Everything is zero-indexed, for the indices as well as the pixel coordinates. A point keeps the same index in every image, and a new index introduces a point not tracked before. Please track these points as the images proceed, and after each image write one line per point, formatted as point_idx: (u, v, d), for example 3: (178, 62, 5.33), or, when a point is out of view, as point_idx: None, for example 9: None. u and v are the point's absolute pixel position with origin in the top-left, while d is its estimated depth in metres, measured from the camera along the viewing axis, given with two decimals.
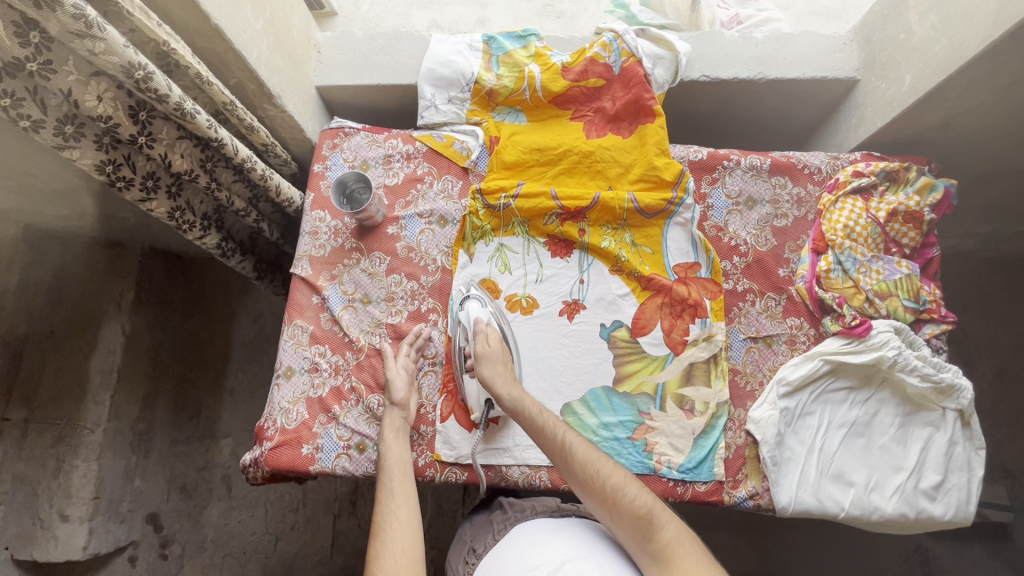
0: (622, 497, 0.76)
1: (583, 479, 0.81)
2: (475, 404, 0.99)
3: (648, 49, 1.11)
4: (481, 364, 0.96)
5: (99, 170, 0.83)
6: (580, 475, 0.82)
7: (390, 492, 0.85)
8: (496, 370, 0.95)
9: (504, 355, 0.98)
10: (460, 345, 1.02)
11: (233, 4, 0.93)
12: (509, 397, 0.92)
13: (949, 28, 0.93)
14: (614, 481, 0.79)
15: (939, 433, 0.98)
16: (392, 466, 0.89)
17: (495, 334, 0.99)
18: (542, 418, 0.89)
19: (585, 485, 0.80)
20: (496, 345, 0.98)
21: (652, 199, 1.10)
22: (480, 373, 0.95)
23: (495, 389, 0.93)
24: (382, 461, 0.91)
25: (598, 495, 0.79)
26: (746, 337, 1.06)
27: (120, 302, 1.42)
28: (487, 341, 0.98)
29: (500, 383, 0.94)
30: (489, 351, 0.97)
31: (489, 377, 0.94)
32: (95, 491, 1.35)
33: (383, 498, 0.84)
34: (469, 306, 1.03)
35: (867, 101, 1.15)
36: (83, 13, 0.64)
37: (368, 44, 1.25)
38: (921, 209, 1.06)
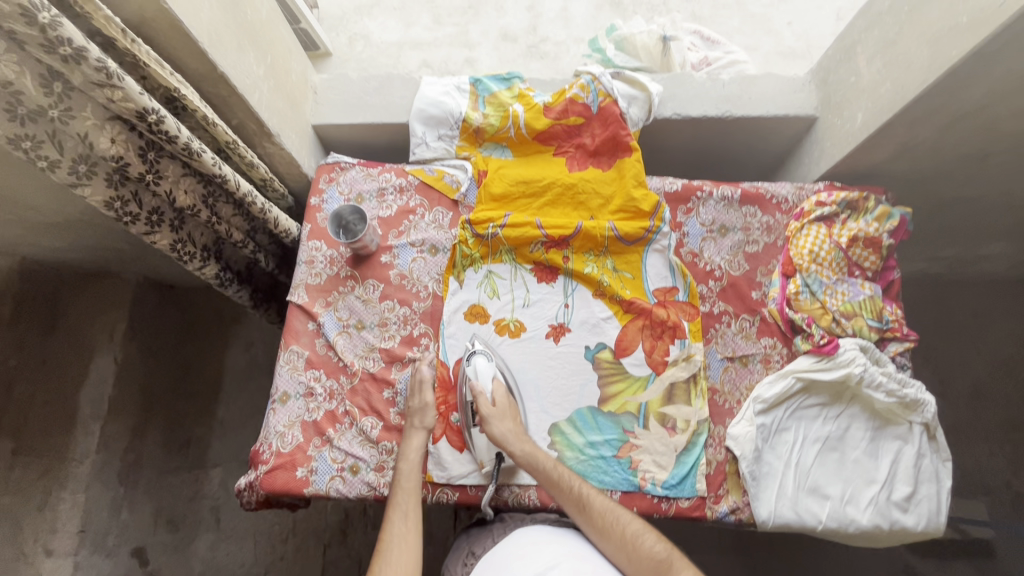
0: (641, 544, 0.82)
1: (602, 527, 0.87)
2: (486, 458, 1.02)
3: (623, 90, 1.21)
4: (490, 422, 0.98)
5: (108, 206, 0.88)
6: (598, 524, 0.87)
7: (403, 513, 0.89)
8: (506, 427, 0.98)
9: (511, 411, 1.01)
10: (466, 402, 1.04)
11: (237, 53, 1.00)
12: (522, 452, 0.96)
13: (892, 72, 1.03)
14: (632, 529, 0.85)
15: (907, 446, 1.04)
16: (407, 486, 0.93)
17: (500, 390, 1.02)
18: (557, 471, 0.94)
19: (604, 535, 0.86)
20: (503, 401, 1.01)
21: (631, 227, 1.16)
22: (490, 431, 0.97)
23: (508, 446, 0.96)
24: (401, 481, 0.95)
25: (617, 543, 0.84)
26: (723, 357, 1.12)
27: (113, 332, 1.45)
28: (494, 398, 1.01)
29: (512, 439, 0.97)
30: (496, 409, 0.99)
31: (500, 435, 0.97)
32: (81, 524, 1.34)
33: (394, 517, 0.89)
34: (476, 361, 1.05)
35: (826, 136, 1.24)
36: (105, 65, 0.71)
37: (362, 85, 1.33)
38: (879, 234, 1.15)
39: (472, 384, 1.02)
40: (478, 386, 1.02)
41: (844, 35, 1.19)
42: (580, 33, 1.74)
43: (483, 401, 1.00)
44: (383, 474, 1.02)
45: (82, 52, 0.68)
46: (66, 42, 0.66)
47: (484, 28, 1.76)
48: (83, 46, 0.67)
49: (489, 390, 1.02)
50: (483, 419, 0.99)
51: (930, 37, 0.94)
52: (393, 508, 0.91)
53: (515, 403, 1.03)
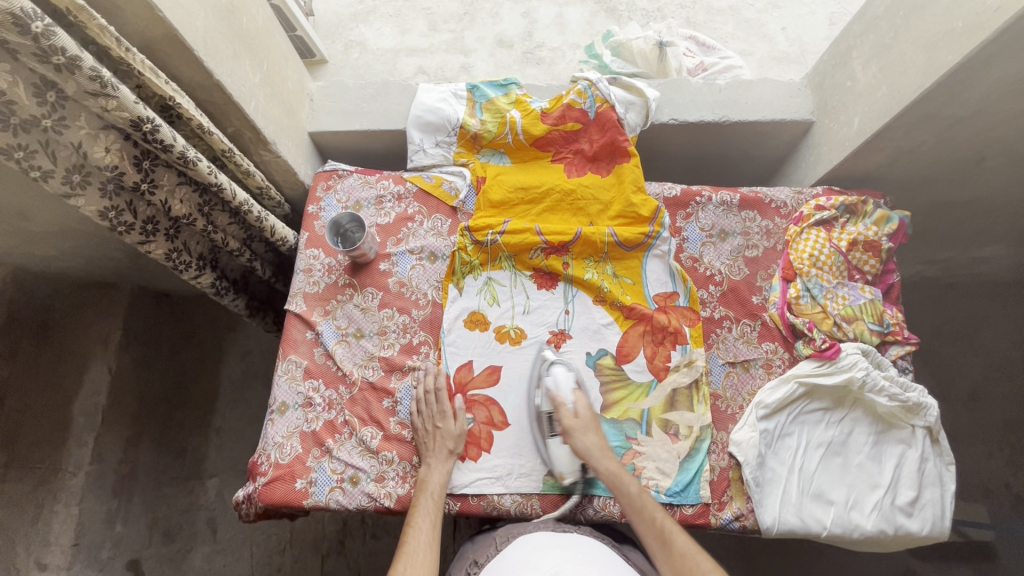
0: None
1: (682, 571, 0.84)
2: (568, 469, 1.00)
3: (620, 96, 1.21)
4: (574, 435, 0.98)
5: (103, 217, 0.87)
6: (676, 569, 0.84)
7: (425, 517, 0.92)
8: (589, 442, 0.98)
9: (592, 425, 1.01)
10: (545, 411, 1.04)
11: (233, 61, 1.00)
12: (605, 469, 0.96)
13: (888, 76, 1.04)
14: None
15: (911, 450, 1.03)
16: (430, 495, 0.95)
17: (581, 401, 1.03)
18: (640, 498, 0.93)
19: None
20: (586, 413, 1.01)
21: (630, 233, 1.16)
22: (575, 444, 0.98)
23: (593, 462, 0.97)
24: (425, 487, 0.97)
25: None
26: (725, 362, 1.11)
27: (108, 342, 1.44)
28: (575, 409, 1.01)
29: (596, 455, 0.97)
30: (578, 422, 1.00)
31: (583, 448, 0.98)
32: (75, 537, 1.31)
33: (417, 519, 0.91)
34: (555, 372, 1.05)
35: (823, 141, 1.24)
36: (99, 74, 0.70)
37: (359, 93, 1.32)
38: (879, 238, 1.15)
39: (553, 393, 1.02)
40: (560, 396, 1.02)
41: (840, 40, 1.20)
42: (576, 39, 1.75)
43: (565, 412, 1.00)
44: (383, 484, 1.01)
45: (75, 61, 0.67)
46: (60, 50, 0.65)
47: (480, 34, 1.76)
48: (76, 55, 0.67)
49: (569, 401, 1.02)
50: (565, 430, 1.00)
51: (926, 41, 0.94)
52: (417, 515, 0.92)
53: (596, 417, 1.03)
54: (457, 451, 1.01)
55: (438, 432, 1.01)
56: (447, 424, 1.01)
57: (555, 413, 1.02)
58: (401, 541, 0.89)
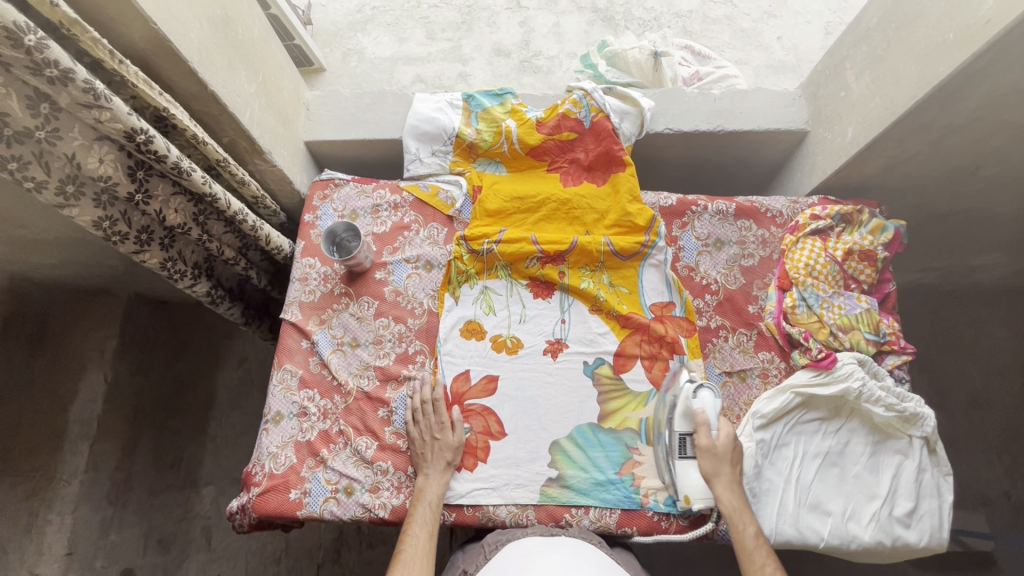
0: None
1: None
2: (696, 494, 0.96)
3: (615, 105, 1.21)
4: (705, 458, 0.95)
5: (97, 226, 0.87)
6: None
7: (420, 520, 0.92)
8: (721, 469, 0.94)
9: (731, 455, 0.95)
10: (681, 432, 0.99)
11: (229, 72, 1.00)
12: (727, 500, 0.92)
13: (881, 87, 1.04)
14: None
15: (908, 461, 1.03)
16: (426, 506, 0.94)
17: (725, 428, 0.97)
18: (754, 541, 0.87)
19: None
20: (727, 442, 0.96)
21: (627, 242, 1.16)
22: (704, 466, 0.95)
23: (714, 487, 0.93)
24: (422, 496, 0.96)
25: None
26: (722, 371, 1.11)
27: (103, 350, 1.43)
28: (717, 435, 0.96)
29: (721, 484, 0.93)
30: (716, 447, 0.95)
31: (713, 474, 0.94)
32: (69, 546, 1.29)
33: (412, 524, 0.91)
34: (702, 394, 0.99)
35: (818, 150, 1.25)
36: (92, 87, 0.70)
37: (355, 102, 1.33)
38: (875, 247, 1.15)
39: (693, 413, 0.98)
40: (703, 417, 0.97)
41: (833, 50, 1.20)
42: (573, 48, 1.76)
43: (703, 433, 0.96)
44: (378, 494, 1.00)
45: (68, 74, 0.67)
46: (53, 63, 0.65)
47: (477, 43, 1.77)
48: (70, 68, 0.67)
49: (714, 426, 0.96)
50: (699, 452, 0.96)
51: (919, 53, 0.95)
52: (415, 523, 0.92)
53: (738, 447, 0.97)
54: (455, 463, 1.00)
55: (437, 442, 1.01)
56: (447, 435, 1.01)
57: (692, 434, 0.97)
58: (397, 550, 0.88)
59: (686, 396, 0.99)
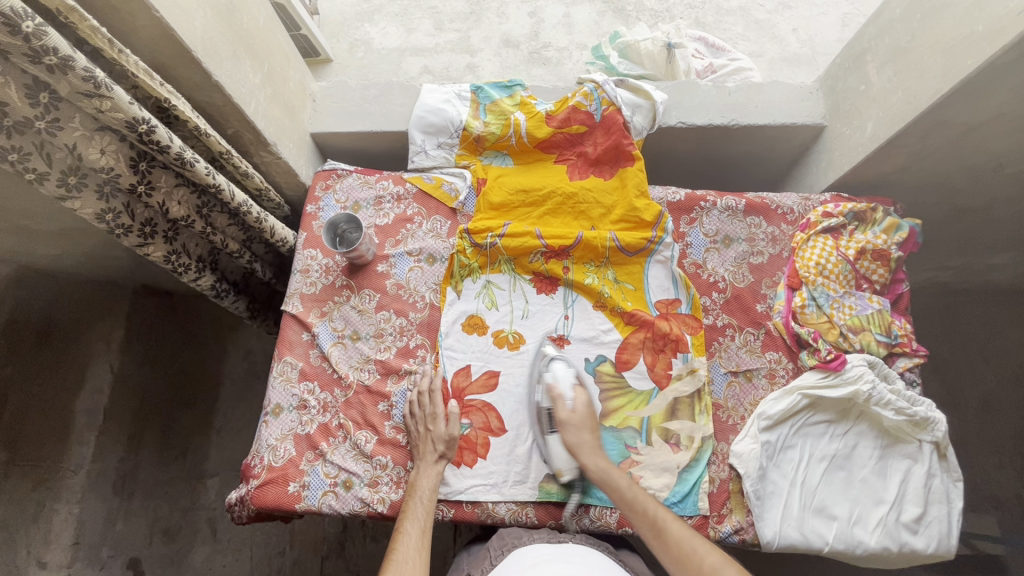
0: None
1: (679, 558, 0.82)
2: (564, 466, 0.98)
3: (627, 98, 1.18)
4: (567, 430, 0.97)
5: (99, 219, 0.86)
6: (676, 557, 0.82)
7: (415, 520, 0.90)
8: (582, 438, 0.96)
9: (589, 422, 0.98)
10: (544, 408, 1.01)
11: (233, 62, 0.98)
12: (596, 467, 0.94)
13: (904, 81, 1.01)
14: (711, 562, 0.79)
15: (917, 466, 1.00)
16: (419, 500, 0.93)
17: (580, 397, 1.00)
18: (632, 491, 0.91)
19: (682, 567, 0.81)
20: (583, 410, 0.98)
21: (633, 238, 1.14)
22: (566, 441, 0.96)
23: (582, 460, 0.95)
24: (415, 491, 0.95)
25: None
26: (727, 371, 1.09)
27: (110, 341, 1.44)
28: (573, 404, 0.99)
29: (587, 453, 0.95)
30: (574, 416, 0.97)
31: (576, 444, 0.96)
32: (75, 537, 1.32)
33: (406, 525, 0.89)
34: (555, 366, 1.02)
35: (834, 146, 1.22)
36: (92, 75, 0.69)
37: (362, 93, 1.31)
38: (888, 247, 1.12)
39: (549, 387, 1.01)
40: (557, 389, 1.00)
41: (853, 43, 1.17)
42: (584, 40, 1.73)
43: (560, 406, 0.98)
44: (377, 489, 1.00)
45: (68, 62, 0.66)
46: (51, 51, 0.64)
47: (486, 34, 1.74)
48: (69, 56, 0.65)
49: (567, 396, 0.99)
50: (560, 425, 0.98)
51: (944, 46, 0.91)
52: (409, 520, 0.90)
53: (595, 414, 1.00)
54: (449, 456, 0.99)
55: (428, 434, 0.99)
56: (437, 427, 0.99)
57: (553, 408, 0.99)
58: (390, 549, 0.86)
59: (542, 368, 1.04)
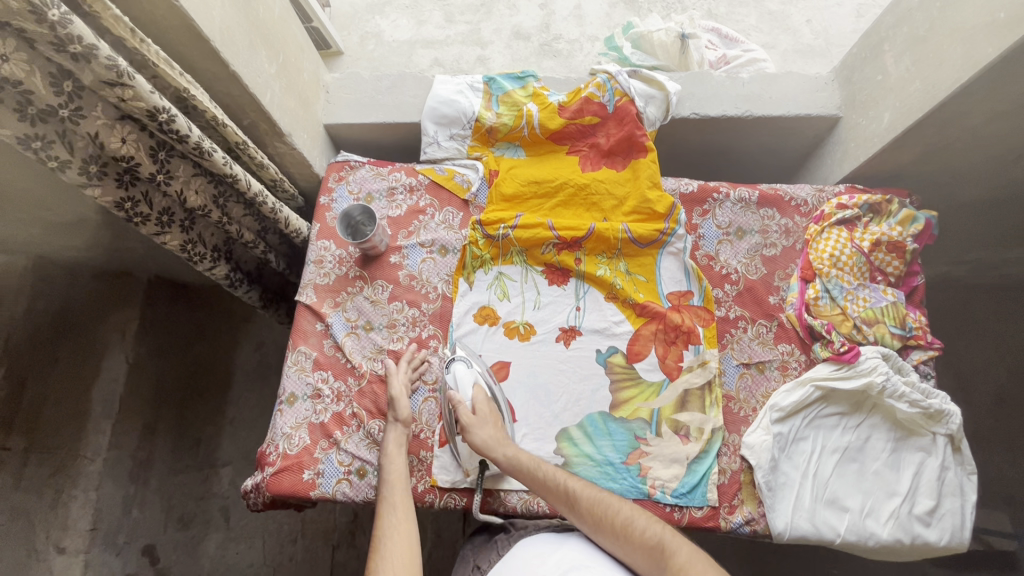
0: (633, 531, 0.79)
1: (593, 522, 0.83)
2: (470, 466, 0.99)
3: (640, 89, 1.18)
4: (472, 430, 0.94)
5: (118, 207, 0.87)
6: (590, 520, 0.83)
7: (392, 505, 0.86)
8: (487, 434, 0.94)
9: (492, 417, 0.97)
10: (447, 411, 1.02)
11: (250, 52, 0.99)
12: (505, 457, 0.92)
13: (922, 70, 1.00)
14: (623, 516, 0.82)
15: (930, 459, 1.00)
16: (391, 476, 0.92)
17: (480, 396, 0.99)
18: (542, 470, 0.91)
19: (598, 528, 0.82)
20: (484, 407, 0.98)
21: (645, 229, 1.14)
22: (471, 440, 0.94)
23: (491, 453, 0.93)
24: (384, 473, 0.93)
25: (609, 533, 0.81)
26: (740, 363, 1.09)
27: (125, 331, 1.45)
28: (474, 404, 0.98)
29: (495, 445, 0.93)
30: (477, 417, 0.96)
31: (482, 442, 0.93)
32: (93, 522, 1.33)
33: (384, 511, 0.86)
34: (456, 369, 1.02)
35: (849, 137, 1.21)
36: (115, 64, 0.69)
37: (374, 85, 1.31)
38: (904, 238, 1.11)
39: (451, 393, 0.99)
40: (457, 394, 0.99)
41: (870, 33, 1.15)
42: (594, 32, 1.72)
43: (462, 408, 0.97)
44: None
45: (92, 51, 0.66)
46: (77, 39, 0.64)
47: (497, 26, 1.73)
48: (93, 45, 0.66)
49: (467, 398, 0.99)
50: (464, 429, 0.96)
51: (964, 34, 0.90)
52: (383, 501, 0.88)
53: (495, 409, 0.99)
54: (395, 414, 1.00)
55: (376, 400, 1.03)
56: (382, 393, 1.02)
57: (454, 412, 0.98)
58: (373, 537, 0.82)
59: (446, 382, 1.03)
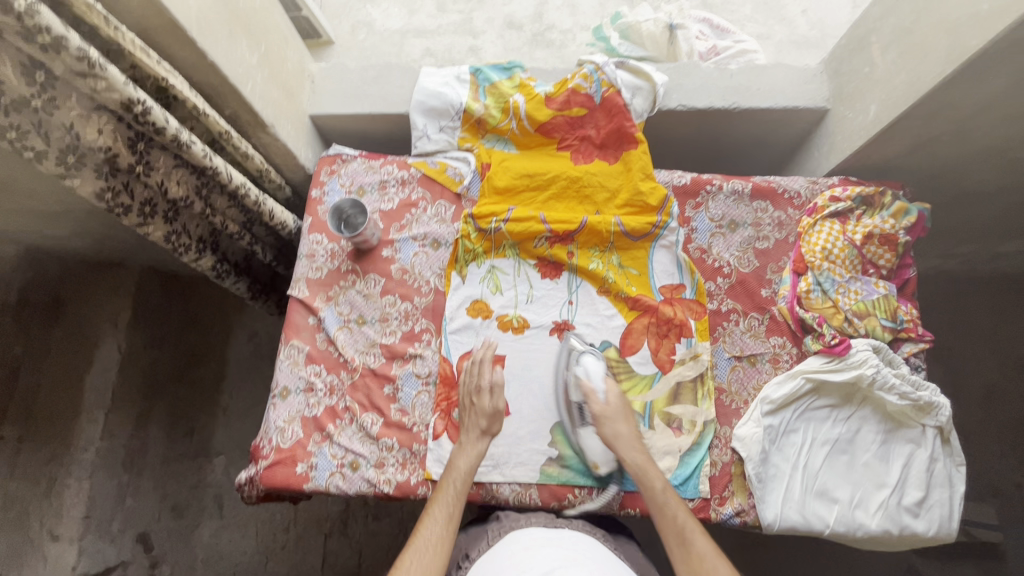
0: None
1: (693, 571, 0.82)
2: (601, 459, 0.99)
3: (626, 80, 1.18)
4: (603, 423, 0.97)
5: (100, 198, 0.86)
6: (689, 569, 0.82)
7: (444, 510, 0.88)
8: (618, 430, 0.97)
9: (623, 413, 0.99)
10: (575, 401, 1.02)
11: (229, 41, 0.98)
12: (633, 461, 0.94)
13: (907, 63, 0.99)
14: None
15: (920, 450, 1.01)
16: (451, 488, 0.91)
17: (613, 390, 1.01)
18: (663, 494, 0.90)
19: None
20: (616, 403, 0.99)
21: (637, 223, 1.13)
22: (603, 432, 0.97)
23: (619, 450, 0.95)
24: (447, 481, 0.92)
25: None
26: (731, 355, 1.09)
27: (116, 322, 1.44)
28: (605, 398, 0.99)
29: (625, 446, 0.95)
30: (608, 410, 0.98)
31: (612, 436, 0.96)
32: (85, 510, 1.34)
33: (434, 513, 0.87)
34: (586, 361, 1.03)
35: (837, 129, 1.20)
36: (86, 55, 0.69)
37: (360, 75, 1.30)
38: (896, 231, 1.11)
39: (580, 382, 1.02)
40: (589, 384, 1.01)
41: (859, 23, 1.14)
42: (587, 21, 1.70)
43: (593, 399, 0.99)
44: (383, 470, 1.01)
45: (62, 41, 0.66)
46: (45, 30, 0.64)
47: (489, 15, 1.72)
48: (62, 35, 0.66)
49: (600, 390, 1.00)
50: (595, 418, 0.99)
51: (949, 25, 0.90)
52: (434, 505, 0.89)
53: (628, 405, 1.01)
54: (491, 432, 0.98)
55: (472, 407, 0.99)
56: (482, 401, 0.99)
57: (585, 403, 1.00)
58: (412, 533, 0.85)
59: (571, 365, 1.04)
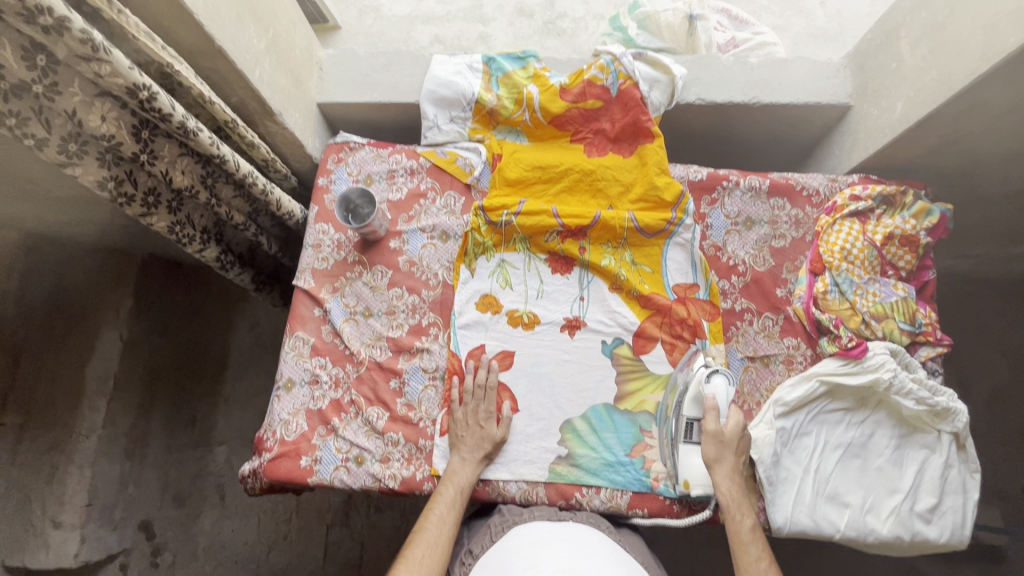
0: None
1: None
2: (697, 481, 0.94)
3: (645, 72, 1.14)
4: (711, 444, 0.92)
5: (102, 187, 0.83)
6: None
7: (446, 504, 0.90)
8: (723, 456, 0.92)
9: (736, 444, 0.93)
10: (689, 416, 0.96)
11: (236, 26, 0.95)
12: (727, 490, 0.90)
13: (939, 59, 0.96)
14: None
15: (935, 456, 0.99)
16: (453, 488, 0.93)
17: (734, 417, 0.95)
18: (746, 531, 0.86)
19: None
20: (733, 430, 0.93)
21: (652, 219, 1.11)
22: (706, 452, 0.92)
23: (716, 475, 0.91)
24: (450, 480, 0.94)
25: None
26: (744, 356, 1.07)
27: (119, 309, 1.41)
28: (725, 421, 0.94)
29: (724, 472, 0.91)
30: (723, 433, 0.93)
31: (715, 459, 0.92)
32: (88, 499, 1.33)
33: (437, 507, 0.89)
34: (716, 380, 0.96)
35: (860, 126, 1.17)
36: (90, 38, 0.66)
37: (369, 62, 1.27)
38: (917, 232, 1.09)
39: (703, 397, 0.95)
40: (714, 403, 0.94)
41: (887, 17, 1.11)
42: (600, 10, 1.66)
43: (712, 419, 0.93)
44: (389, 465, 1.00)
45: (64, 23, 0.63)
46: (47, 10, 0.61)
47: (500, 2, 1.68)
48: (65, 16, 0.63)
49: (722, 413, 0.94)
50: (705, 436, 0.93)
51: (986, 20, 0.86)
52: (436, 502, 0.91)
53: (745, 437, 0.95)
54: (491, 457, 0.98)
55: (480, 431, 0.98)
56: (490, 428, 0.99)
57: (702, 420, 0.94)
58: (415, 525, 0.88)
59: (698, 379, 0.97)
